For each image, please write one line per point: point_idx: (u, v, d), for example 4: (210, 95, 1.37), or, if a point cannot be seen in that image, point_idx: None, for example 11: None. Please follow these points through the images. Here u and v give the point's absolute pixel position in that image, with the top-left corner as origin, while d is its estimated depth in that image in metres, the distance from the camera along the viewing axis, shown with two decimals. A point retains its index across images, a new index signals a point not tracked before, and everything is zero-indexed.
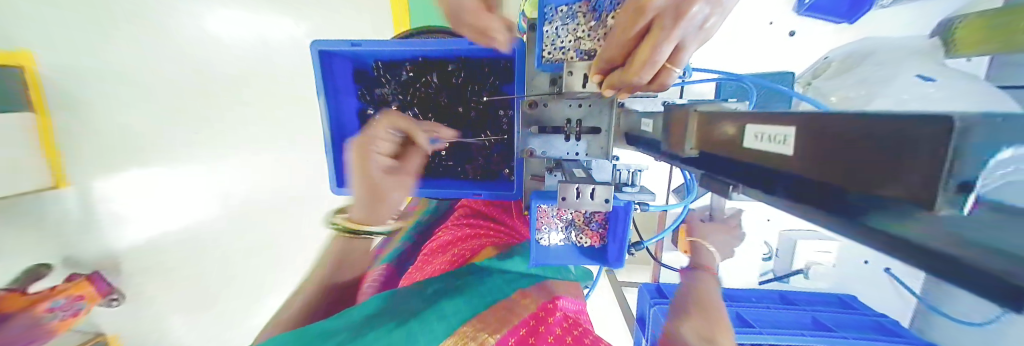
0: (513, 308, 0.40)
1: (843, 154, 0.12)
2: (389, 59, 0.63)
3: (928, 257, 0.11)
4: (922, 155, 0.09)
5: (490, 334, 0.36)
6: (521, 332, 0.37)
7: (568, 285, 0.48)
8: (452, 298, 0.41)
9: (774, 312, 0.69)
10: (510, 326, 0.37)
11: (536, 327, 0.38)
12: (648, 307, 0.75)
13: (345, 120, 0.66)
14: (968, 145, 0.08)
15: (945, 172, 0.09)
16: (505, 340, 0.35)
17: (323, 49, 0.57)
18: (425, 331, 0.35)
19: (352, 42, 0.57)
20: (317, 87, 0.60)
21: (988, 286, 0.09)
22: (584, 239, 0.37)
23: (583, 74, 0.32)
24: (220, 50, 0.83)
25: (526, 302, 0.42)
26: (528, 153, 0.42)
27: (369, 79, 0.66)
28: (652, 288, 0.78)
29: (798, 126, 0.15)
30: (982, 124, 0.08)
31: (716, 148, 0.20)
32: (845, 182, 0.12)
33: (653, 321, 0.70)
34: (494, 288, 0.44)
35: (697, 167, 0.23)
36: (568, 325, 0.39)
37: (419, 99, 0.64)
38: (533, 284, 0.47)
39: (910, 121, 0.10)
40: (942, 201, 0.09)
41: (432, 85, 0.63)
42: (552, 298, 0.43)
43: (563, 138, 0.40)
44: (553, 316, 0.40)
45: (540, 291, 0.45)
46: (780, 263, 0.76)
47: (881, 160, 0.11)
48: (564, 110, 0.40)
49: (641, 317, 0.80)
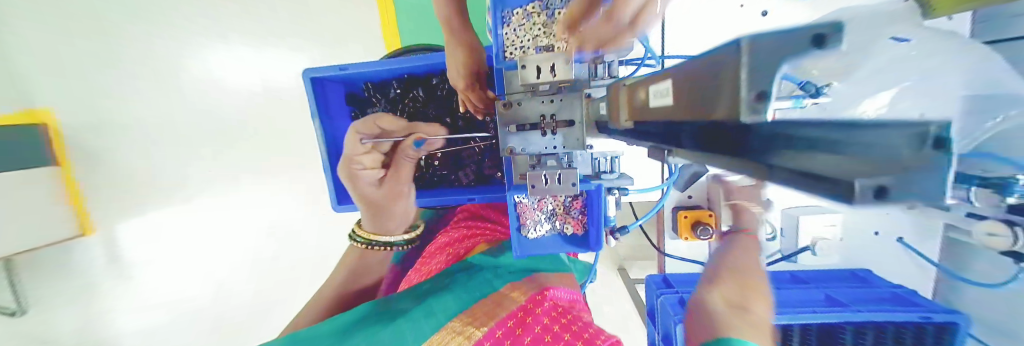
0: (501, 302, 0.42)
1: (698, 89, 0.14)
2: (377, 79, 0.68)
3: (810, 183, 0.11)
4: (732, 77, 0.12)
5: (477, 327, 0.38)
6: (508, 324, 0.38)
7: (563, 276, 0.49)
8: (443, 295, 0.44)
9: (785, 293, 0.68)
10: (497, 318, 0.39)
11: (523, 317, 0.39)
12: (655, 298, 0.73)
13: (342, 143, 0.70)
14: (756, 59, 0.10)
15: (745, 80, 0.11)
16: (490, 333, 0.37)
17: (313, 76, 0.61)
18: (415, 329, 0.39)
19: (340, 67, 0.61)
20: (311, 112, 0.63)
21: (847, 190, 0.09)
22: (568, 226, 0.38)
23: (534, 66, 0.38)
24: (230, 92, 0.94)
25: (515, 294, 0.43)
26: (509, 152, 0.43)
27: (358, 100, 0.71)
28: (659, 279, 0.77)
29: (674, 77, 0.17)
30: (759, 41, 0.10)
31: (639, 115, 0.21)
32: (698, 113, 0.14)
33: (662, 313, 0.69)
34: (485, 282, 0.46)
35: (631, 137, 0.24)
36: (556, 314, 0.39)
37: (407, 113, 0.66)
38: (524, 278, 0.47)
39: (729, 52, 0.12)
40: (745, 109, 0.11)
41: (419, 98, 0.66)
42: (543, 287, 0.43)
43: (540, 134, 0.42)
44: (544, 305, 0.40)
45: (531, 282, 0.45)
46: (786, 242, 0.75)
47: (712, 86, 0.13)
48: (537, 106, 0.41)
49: (649, 310, 0.79)
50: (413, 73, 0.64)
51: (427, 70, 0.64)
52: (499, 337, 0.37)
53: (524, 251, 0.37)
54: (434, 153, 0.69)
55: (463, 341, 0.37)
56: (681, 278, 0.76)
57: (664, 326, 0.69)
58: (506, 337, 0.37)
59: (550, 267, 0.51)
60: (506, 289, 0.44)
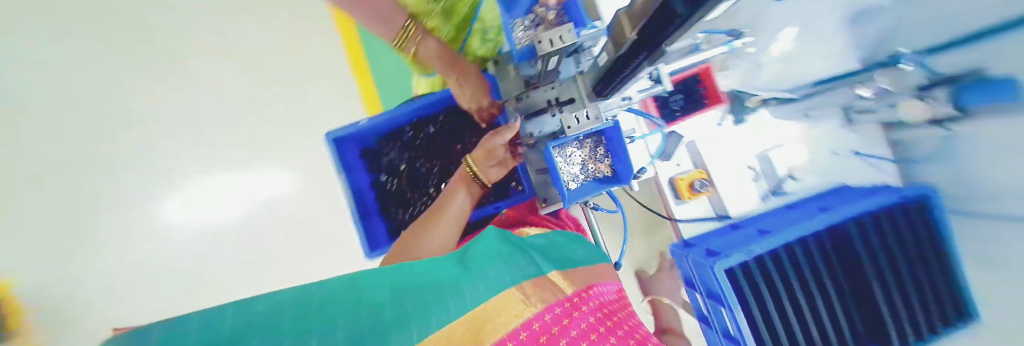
0: (549, 289, 0.42)
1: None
2: (388, 130, 0.77)
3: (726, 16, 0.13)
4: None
5: (531, 308, 0.37)
6: (556, 311, 0.37)
7: (603, 269, 0.56)
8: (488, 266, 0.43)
9: (786, 218, 0.75)
10: (550, 301, 0.38)
11: (571, 310, 0.39)
12: (687, 263, 0.79)
13: (365, 194, 0.75)
14: None
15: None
16: (543, 314, 0.36)
17: (335, 136, 0.69)
18: (470, 293, 0.37)
19: (358, 123, 0.71)
20: (335, 168, 0.70)
21: None
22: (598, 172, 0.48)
23: (547, 40, 0.40)
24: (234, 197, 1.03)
25: (563, 285, 0.44)
26: (529, 136, 0.52)
27: (371, 152, 0.78)
28: (681, 245, 0.83)
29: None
30: None
31: (638, 20, 0.27)
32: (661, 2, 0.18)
33: (698, 273, 0.74)
34: (527, 256, 0.48)
35: (635, 45, 0.29)
36: (601, 315, 0.41)
37: (422, 149, 0.75)
38: (568, 268, 0.50)
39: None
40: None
41: (428, 134, 0.75)
42: (588, 284, 0.46)
43: (550, 114, 0.52)
44: (590, 303, 0.42)
45: (579, 275, 0.49)
46: (771, 180, 0.85)
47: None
48: (542, 95, 0.53)
49: (686, 278, 0.83)
50: (421, 114, 0.75)
51: (430, 111, 0.75)
52: (549, 322, 0.36)
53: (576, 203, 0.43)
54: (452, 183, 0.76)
55: (513, 316, 0.35)
56: (699, 237, 0.83)
57: (705, 282, 0.73)
58: (554, 323, 0.36)
59: (588, 260, 0.56)
60: (554, 276, 0.45)
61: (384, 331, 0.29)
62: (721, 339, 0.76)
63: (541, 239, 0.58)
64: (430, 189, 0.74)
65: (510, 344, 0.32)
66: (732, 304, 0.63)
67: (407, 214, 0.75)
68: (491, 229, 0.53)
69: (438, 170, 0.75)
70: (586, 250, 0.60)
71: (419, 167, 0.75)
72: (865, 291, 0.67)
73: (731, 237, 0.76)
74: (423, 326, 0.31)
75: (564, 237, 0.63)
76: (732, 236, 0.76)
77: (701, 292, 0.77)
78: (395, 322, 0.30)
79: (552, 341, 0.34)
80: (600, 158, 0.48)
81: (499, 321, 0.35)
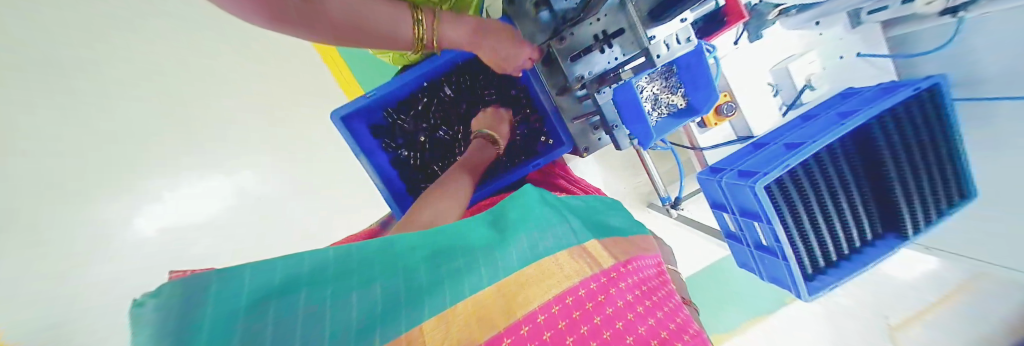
0: (589, 260, 0.39)
1: None
2: (396, 101, 0.69)
3: None
4: None
5: (570, 278, 0.35)
6: (592, 285, 0.34)
7: (644, 240, 0.51)
8: (522, 233, 0.40)
9: (810, 127, 0.77)
10: (589, 273, 0.36)
11: (608, 286, 0.35)
12: (715, 186, 0.85)
13: (390, 173, 0.70)
14: None
15: None
16: (584, 284, 0.34)
17: (343, 115, 0.61)
18: (504, 259, 0.36)
19: (366, 94, 0.62)
20: (351, 151, 0.63)
21: None
22: (679, 101, 0.56)
23: None
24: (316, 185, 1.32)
25: (601, 258, 0.40)
26: (579, 79, 0.55)
27: (383, 129, 0.70)
28: (709, 172, 0.88)
29: None
30: None
31: None
32: None
33: (730, 193, 0.79)
34: (563, 220, 0.45)
35: None
36: (641, 292, 0.37)
37: (441, 118, 0.71)
38: (608, 239, 0.47)
39: None
40: None
41: (448, 98, 0.70)
42: (626, 259, 0.42)
43: (599, 52, 0.52)
44: (629, 278, 0.38)
45: (616, 247, 0.45)
46: (787, 93, 0.88)
47: None
48: (589, 29, 0.50)
49: (716, 201, 0.89)
50: (431, 77, 0.68)
51: (441, 72, 0.69)
52: (584, 295, 0.33)
53: (659, 141, 0.49)
54: None
55: (549, 287, 0.33)
56: (725, 162, 0.87)
57: (738, 202, 0.78)
58: (590, 297, 0.33)
59: (629, 230, 0.53)
60: (590, 245, 0.42)
61: (414, 295, 0.31)
62: (751, 251, 0.85)
63: (571, 205, 0.54)
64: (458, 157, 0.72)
65: (544, 317, 0.30)
66: (770, 219, 0.67)
67: None
68: (528, 194, 0.50)
69: (463, 136, 0.72)
70: (621, 219, 0.56)
71: (442, 135, 0.71)
72: (883, 184, 0.72)
73: (755, 156, 0.80)
74: (456, 291, 0.31)
75: (601, 203, 0.60)
76: (759, 155, 0.79)
77: (732, 208, 0.82)
78: (424, 288, 0.32)
79: (587, 317, 0.31)
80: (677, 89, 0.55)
81: (534, 292, 0.33)
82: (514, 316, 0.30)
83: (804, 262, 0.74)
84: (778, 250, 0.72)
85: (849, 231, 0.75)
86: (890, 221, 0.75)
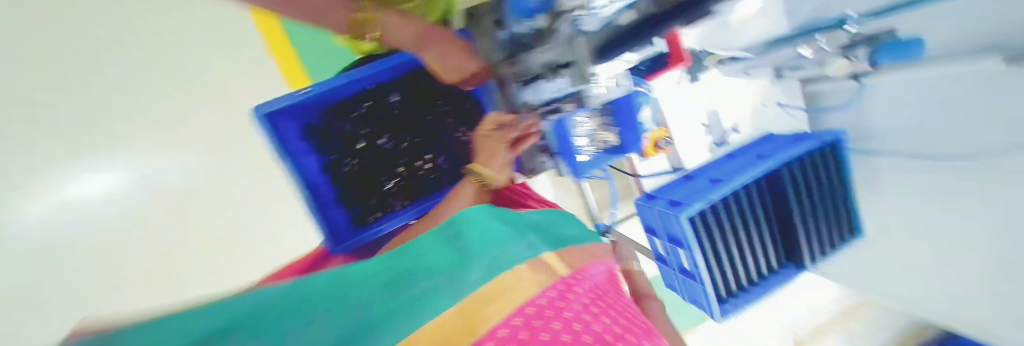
0: (541, 267, 0.33)
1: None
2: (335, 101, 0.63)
3: None
4: None
5: (532, 286, 0.30)
6: (549, 293, 0.29)
7: (596, 248, 0.45)
8: (485, 249, 0.34)
9: (732, 165, 0.84)
10: (545, 282, 0.30)
11: (564, 291, 0.30)
12: (648, 211, 0.89)
13: (315, 180, 0.63)
14: None
15: None
16: (544, 292, 0.29)
17: (267, 111, 0.53)
18: (468, 274, 0.30)
19: (297, 93, 0.55)
20: (274, 151, 0.56)
21: None
22: (611, 139, 0.66)
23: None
24: None
25: (555, 266, 0.35)
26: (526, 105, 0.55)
27: (316, 131, 0.63)
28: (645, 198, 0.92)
29: None
30: None
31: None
32: None
33: (659, 218, 0.83)
34: (522, 236, 0.39)
35: None
36: (596, 296, 0.32)
37: (387, 125, 0.66)
38: (567, 249, 0.41)
39: None
40: None
41: (393, 104, 0.65)
42: (580, 265, 0.38)
43: (545, 81, 0.52)
44: (582, 284, 0.33)
45: (572, 257, 0.39)
46: (715, 134, 0.94)
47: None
48: (537, 57, 0.50)
49: (648, 225, 0.93)
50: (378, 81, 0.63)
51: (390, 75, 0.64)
52: (544, 304, 0.28)
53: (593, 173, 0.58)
54: (425, 158, 0.69)
55: (508, 302, 0.27)
56: (659, 189, 0.92)
57: (668, 230, 0.83)
58: (549, 305, 0.28)
59: (579, 239, 0.46)
60: (552, 260, 0.36)
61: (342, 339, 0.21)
62: (676, 274, 0.90)
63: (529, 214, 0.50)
64: (400, 169, 0.68)
65: (505, 332, 0.25)
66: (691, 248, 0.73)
67: (375, 199, 0.67)
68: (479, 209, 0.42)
69: (407, 147, 0.68)
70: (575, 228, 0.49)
71: (383, 145, 0.66)
72: (786, 220, 0.82)
73: (685, 184, 0.86)
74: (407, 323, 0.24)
75: (556, 215, 0.52)
76: (688, 186, 0.84)
77: (660, 236, 0.88)
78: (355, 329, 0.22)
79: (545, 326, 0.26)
80: (610, 128, 0.65)
81: (498, 305, 0.27)
82: (474, 337, 0.24)
83: (719, 287, 0.80)
84: (697, 275, 0.78)
85: (760, 262, 0.83)
86: (793, 255, 0.85)
